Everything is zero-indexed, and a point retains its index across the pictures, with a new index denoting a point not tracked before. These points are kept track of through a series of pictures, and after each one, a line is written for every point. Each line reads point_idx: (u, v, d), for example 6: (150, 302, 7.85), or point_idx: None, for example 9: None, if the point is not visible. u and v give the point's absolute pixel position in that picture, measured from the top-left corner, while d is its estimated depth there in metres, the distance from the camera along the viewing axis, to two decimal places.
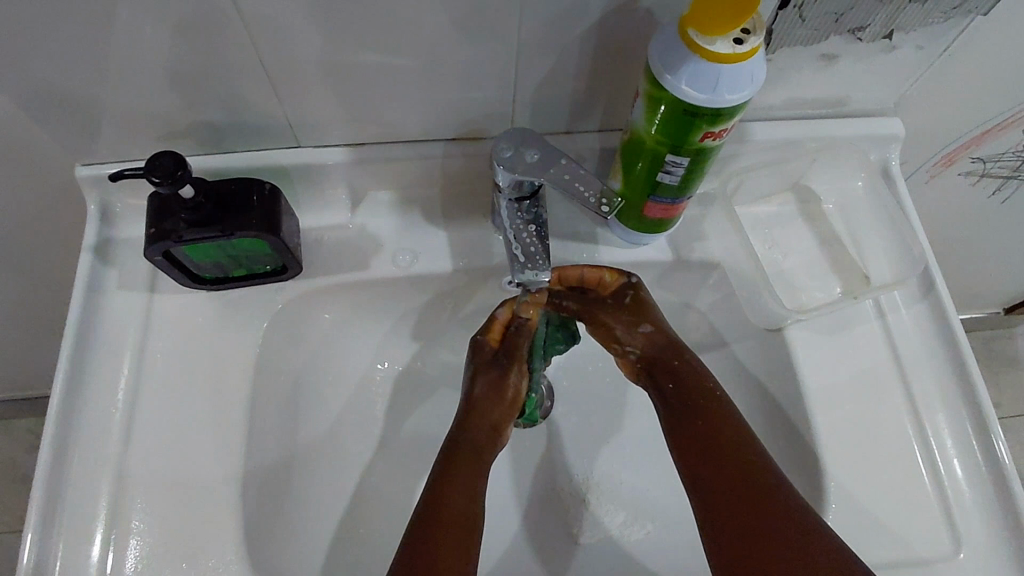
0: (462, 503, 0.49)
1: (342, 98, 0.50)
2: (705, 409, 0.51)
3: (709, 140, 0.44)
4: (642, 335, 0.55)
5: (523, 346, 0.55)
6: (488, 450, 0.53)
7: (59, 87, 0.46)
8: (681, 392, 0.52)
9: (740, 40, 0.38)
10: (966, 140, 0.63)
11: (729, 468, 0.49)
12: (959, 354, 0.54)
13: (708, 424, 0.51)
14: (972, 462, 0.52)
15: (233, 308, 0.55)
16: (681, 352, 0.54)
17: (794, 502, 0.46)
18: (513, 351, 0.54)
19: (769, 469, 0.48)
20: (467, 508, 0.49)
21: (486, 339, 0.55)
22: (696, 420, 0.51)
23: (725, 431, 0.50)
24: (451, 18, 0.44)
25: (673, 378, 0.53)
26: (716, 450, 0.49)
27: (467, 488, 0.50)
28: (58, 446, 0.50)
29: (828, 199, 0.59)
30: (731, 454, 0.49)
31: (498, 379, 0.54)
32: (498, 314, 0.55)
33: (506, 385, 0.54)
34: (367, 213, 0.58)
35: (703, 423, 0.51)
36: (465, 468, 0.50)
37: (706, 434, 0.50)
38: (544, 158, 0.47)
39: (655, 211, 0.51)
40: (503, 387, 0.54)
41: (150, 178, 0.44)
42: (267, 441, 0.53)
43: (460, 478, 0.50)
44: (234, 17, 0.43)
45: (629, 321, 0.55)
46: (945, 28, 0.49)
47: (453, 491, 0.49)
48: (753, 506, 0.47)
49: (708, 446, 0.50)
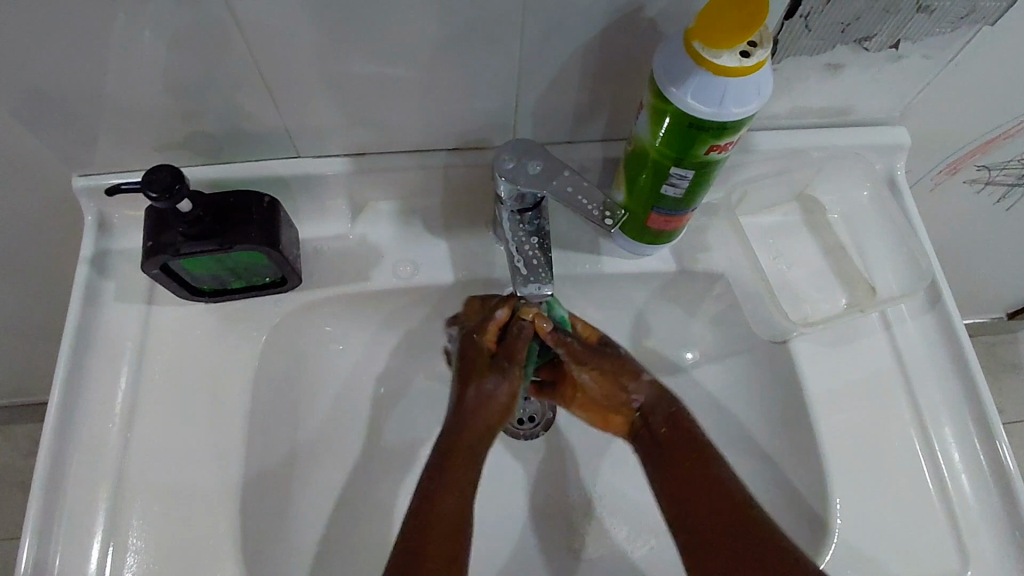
0: (454, 518, 0.48)
1: (342, 107, 0.50)
2: (689, 447, 0.51)
3: (714, 154, 0.43)
4: (643, 386, 0.53)
5: (521, 351, 0.52)
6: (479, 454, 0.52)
7: (55, 97, 0.46)
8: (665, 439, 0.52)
9: (746, 54, 0.38)
10: (972, 149, 0.62)
11: (711, 504, 0.49)
12: (966, 367, 0.53)
13: (690, 462, 0.51)
14: (979, 477, 0.51)
15: (232, 321, 0.54)
16: (673, 403, 0.53)
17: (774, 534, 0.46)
18: (512, 355, 0.52)
19: (750, 501, 0.48)
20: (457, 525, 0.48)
21: (483, 339, 0.53)
22: (682, 461, 0.51)
23: (707, 470, 0.50)
24: (453, 28, 0.44)
25: (667, 424, 0.53)
26: (698, 487, 0.50)
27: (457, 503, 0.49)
28: (54, 461, 0.49)
29: (833, 209, 0.59)
30: (714, 491, 0.49)
31: (495, 382, 0.52)
32: (497, 313, 0.52)
33: (502, 389, 0.52)
34: (366, 223, 0.58)
35: (686, 462, 0.51)
36: (454, 481, 0.50)
37: (687, 472, 0.50)
38: (547, 170, 0.46)
39: (659, 222, 0.51)
40: (499, 389, 0.52)
41: (146, 192, 0.43)
42: (266, 454, 0.52)
43: (453, 494, 0.49)
44: (232, 28, 0.42)
45: (628, 372, 0.53)
46: (952, 38, 0.49)
47: (442, 508, 0.48)
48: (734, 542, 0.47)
49: (691, 483, 0.50)
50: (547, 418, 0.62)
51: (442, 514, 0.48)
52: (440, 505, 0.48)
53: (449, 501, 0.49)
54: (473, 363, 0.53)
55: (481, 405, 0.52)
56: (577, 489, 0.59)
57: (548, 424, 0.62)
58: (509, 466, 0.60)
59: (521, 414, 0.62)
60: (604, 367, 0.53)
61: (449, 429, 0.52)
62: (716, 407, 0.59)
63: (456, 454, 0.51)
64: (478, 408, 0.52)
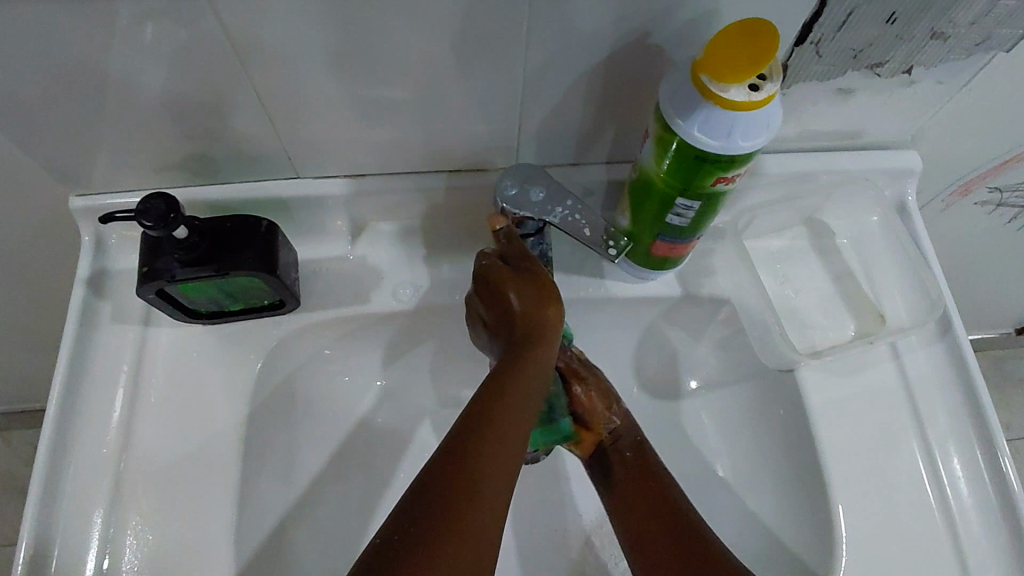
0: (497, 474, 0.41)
1: (343, 129, 0.49)
2: (645, 472, 0.51)
3: (720, 185, 0.42)
4: (621, 411, 0.54)
5: (527, 252, 0.49)
6: (515, 381, 0.46)
7: (51, 118, 0.45)
8: (621, 465, 0.52)
9: (755, 87, 0.37)
10: (984, 172, 0.61)
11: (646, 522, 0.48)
12: (975, 398, 0.52)
13: (635, 463, 0.52)
14: (989, 512, 0.50)
15: (228, 344, 0.53)
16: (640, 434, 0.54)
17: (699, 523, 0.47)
18: (528, 259, 0.49)
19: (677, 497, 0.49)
20: (498, 499, 0.41)
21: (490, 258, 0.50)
22: (628, 462, 0.52)
23: (653, 497, 0.49)
24: (455, 53, 0.43)
25: (633, 450, 0.53)
26: (642, 514, 0.49)
27: (499, 467, 0.42)
28: (46, 488, 0.48)
29: (841, 234, 0.58)
30: (654, 513, 0.49)
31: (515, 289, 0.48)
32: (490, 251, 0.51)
33: (525, 298, 0.48)
34: (367, 244, 0.57)
35: (636, 486, 0.50)
36: (491, 423, 0.43)
37: (631, 495, 0.50)
38: (550, 197, 0.46)
39: (663, 249, 0.50)
40: (523, 301, 0.48)
41: (141, 221, 0.42)
42: (263, 479, 0.52)
43: (496, 448, 0.42)
44: (230, 50, 0.41)
45: (610, 397, 0.54)
46: (966, 64, 0.47)
47: (478, 455, 0.41)
48: (661, 561, 0.46)
49: (634, 506, 0.50)
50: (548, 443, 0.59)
51: (485, 468, 0.41)
52: (485, 456, 0.41)
53: (497, 452, 0.42)
54: (503, 277, 0.48)
55: (544, 335, 0.48)
56: (577, 515, 0.58)
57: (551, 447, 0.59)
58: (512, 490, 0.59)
59: None
60: (592, 392, 0.54)
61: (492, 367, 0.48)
62: (720, 433, 0.58)
63: (506, 388, 0.45)
64: (545, 358, 0.48)
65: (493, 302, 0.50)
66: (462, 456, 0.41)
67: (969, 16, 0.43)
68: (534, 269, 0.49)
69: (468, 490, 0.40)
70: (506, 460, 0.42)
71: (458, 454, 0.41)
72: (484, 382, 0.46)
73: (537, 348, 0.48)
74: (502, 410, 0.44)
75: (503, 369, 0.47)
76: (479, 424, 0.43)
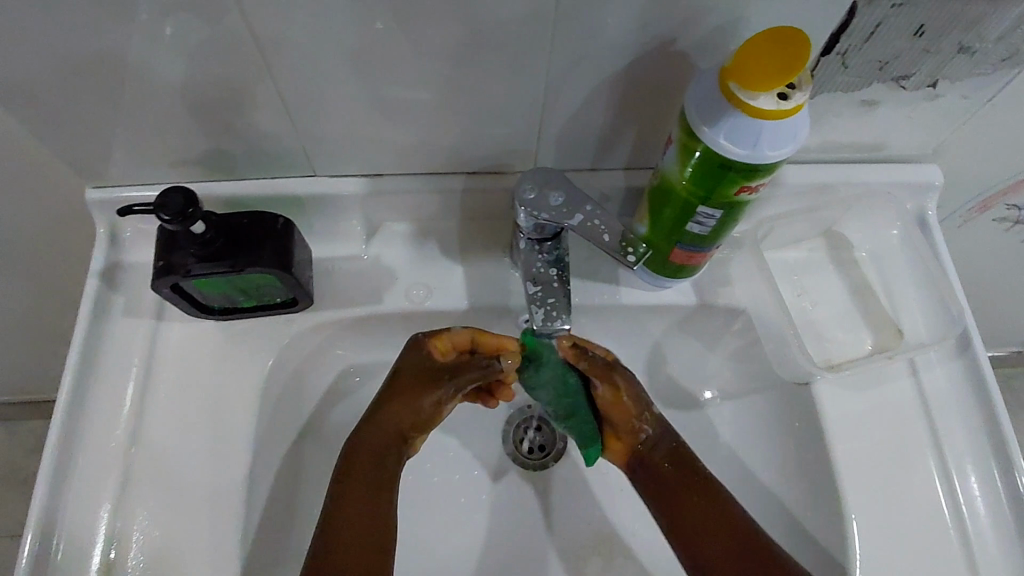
0: (365, 510, 0.47)
1: (360, 127, 0.48)
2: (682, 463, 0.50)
3: (743, 195, 0.42)
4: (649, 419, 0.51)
5: (469, 372, 0.49)
6: (391, 454, 0.49)
7: (71, 109, 0.45)
8: (663, 484, 0.50)
9: (784, 96, 0.36)
10: (1004, 189, 0.61)
11: (690, 513, 0.49)
12: (994, 416, 0.51)
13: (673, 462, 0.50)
14: (1006, 533, 0.49)
15: (240, 342, 0.53)
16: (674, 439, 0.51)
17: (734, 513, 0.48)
18: (458, 371, 0.49)
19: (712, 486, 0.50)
20: (368, 526, 0.46)
21: (434, 347, 0.50)
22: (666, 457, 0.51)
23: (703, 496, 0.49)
24: (476, 55, 0.43)
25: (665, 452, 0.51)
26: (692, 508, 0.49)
27: (373, 527, 0.47)
28: (53, 481, 0.47)
29: (861, 247, 0.57)
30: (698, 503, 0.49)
31: (419, 391, 0.49)
32: (453, 329, 0.50)
33: (421, 405, 0.49)
34: (381, 244, 0.57)
35: (683, 498, 0.49)
36: (372, 458, 0.48)
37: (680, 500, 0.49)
38: (569, 202, 0.45)
39: (681, 257, 0.49)
40: (417, 405, 0.49)
41: (159, 215, 0.42)
42: (272, 480, 0.51)
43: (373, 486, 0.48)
44: (251, 46, 0.41)
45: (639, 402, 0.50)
46: (992, 79, 0.47)
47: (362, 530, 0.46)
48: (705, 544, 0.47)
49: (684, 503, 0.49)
50: (557, 448, 0.61)
51: (371, 535, 0.46)
52: (366, 476, 0.48)
53: (365, 493, 0.47)
54: (415, 367, 0.49)
55: (416, 430, 0.50)
56: (587, 524, 0.58)
57: (559, 455, 0.61)
58: (519, 494, 0.59)
59: (530, 443, 0.61)
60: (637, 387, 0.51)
61: (368, 413, 0.50)
62: (734, 445, 0.57)
63: (364, 446, 0.48)
64: (403, 412, 0.49)
65: (403, 398, 0.49)
66: (355, 474, 0.48)
67: (999, 30, 0.43)
68: (454, 387, 0.49)
69: (374, 506, 0.47)
70: (370, 492, 0.47)
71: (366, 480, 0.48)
72: (365, 428, 0.49)
73: (391, 403, 0.49)
74: (370, 458, 0.48)
75: (382, 444, 0.49)
76: (361, 456, 0.48)
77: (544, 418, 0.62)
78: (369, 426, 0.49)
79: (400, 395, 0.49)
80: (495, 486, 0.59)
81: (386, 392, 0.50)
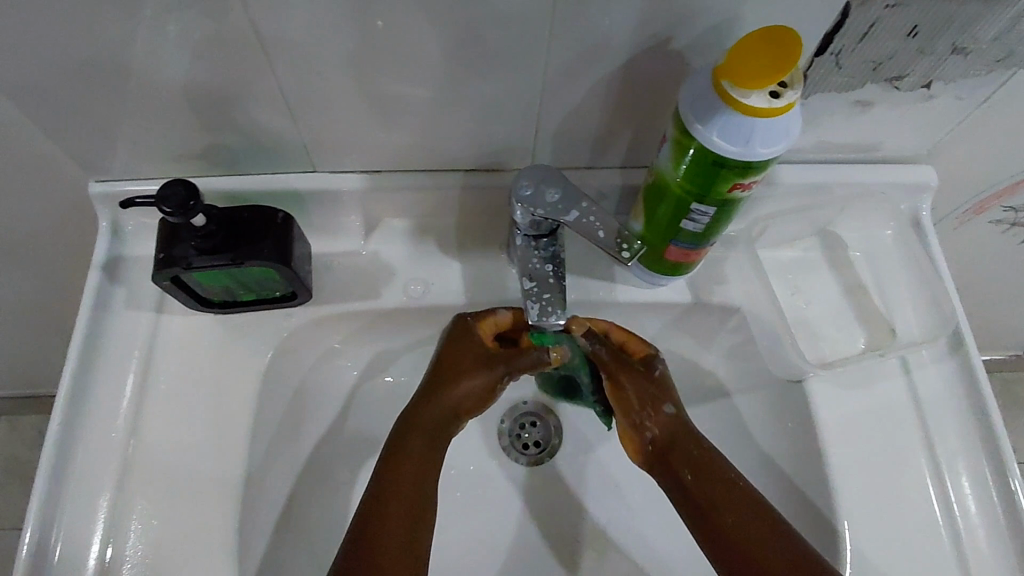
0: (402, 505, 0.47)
1: (360, 123, 0.49)
2: (707, 459, 0.50)
3: (737, 192, 0.42)
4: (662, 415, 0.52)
5: (525, 359, 0.51)
6: (446, 433, 0.51)
7: (75, 103, 0.46)
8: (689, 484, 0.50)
9: (775, 95, 0.37)
10: (999, 191, 0.61)
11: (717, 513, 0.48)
12: (985, 415, 0.52)
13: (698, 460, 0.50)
14: (996, 530, 0.49)
15: (239, 334, 0.53)
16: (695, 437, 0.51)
17: (763, 511, 0.48)
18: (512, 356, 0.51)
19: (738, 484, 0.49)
20: (405, 524, 0.46)
21: (482, 331, 0.52)
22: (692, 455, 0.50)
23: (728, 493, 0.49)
24: (475, 53, 0.43)
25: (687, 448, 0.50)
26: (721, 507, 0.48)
27: (409, 525, 0.46)
28: (53, 471, 0.48)
29: (854, 247, 0.58)
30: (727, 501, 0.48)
31: (475, 371, 0.51)
32: (500, 312, 0.52)
33: (477, 386, 0.51)
34: (380, 240, 0.58)
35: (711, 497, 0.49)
36: (412, 452, 0.49)
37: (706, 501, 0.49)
38: (565, 197, 0.45)
39: (676, 255, 0.50)
40: (473, 386, 0.51)
41: (161, 207, 0.43)
42: (269, 472, 0.52)
43: (410, 479, 0.48)
44: (253, 42, 0.42)
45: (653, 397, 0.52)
46: (986, 81, 0.47)
47: (403, 517, 0.47)
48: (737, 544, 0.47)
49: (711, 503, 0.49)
50: (552, 445, 0.61)
51: (405, 527, 0.46)
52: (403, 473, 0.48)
53: (403, 490, 0.47)
54: (466, 349, 0.51)
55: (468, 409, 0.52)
56: (581, 518, 0.58)
57: (554, 452, 0.61)
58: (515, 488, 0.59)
59: (526, 439, 0.61)
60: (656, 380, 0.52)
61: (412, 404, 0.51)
62: (728, 441, 0.58)
63: (417, 423, 0.50)
64: (457, 393, 0.51)
65: (457, 378, 0.51)
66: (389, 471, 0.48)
67: (992, 31, 0.43)
68: (511, 372, 0.51)
69: (409, 502, 0.47)
70: (402, 491, 0.47)
71: (399, 478, 0.48)
72: (410, 418, 0.50)
73: (445, 385, 0.51)
74: (406, 456, 0.48)
75: (434, 426, 0.50)
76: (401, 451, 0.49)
77: (540, 415, 0.62)
78: (428, 403, 0.50)
79: (454, 375, 0.51)
80: (490, 480, 0.59)
81: (438, 374, 0.51)
